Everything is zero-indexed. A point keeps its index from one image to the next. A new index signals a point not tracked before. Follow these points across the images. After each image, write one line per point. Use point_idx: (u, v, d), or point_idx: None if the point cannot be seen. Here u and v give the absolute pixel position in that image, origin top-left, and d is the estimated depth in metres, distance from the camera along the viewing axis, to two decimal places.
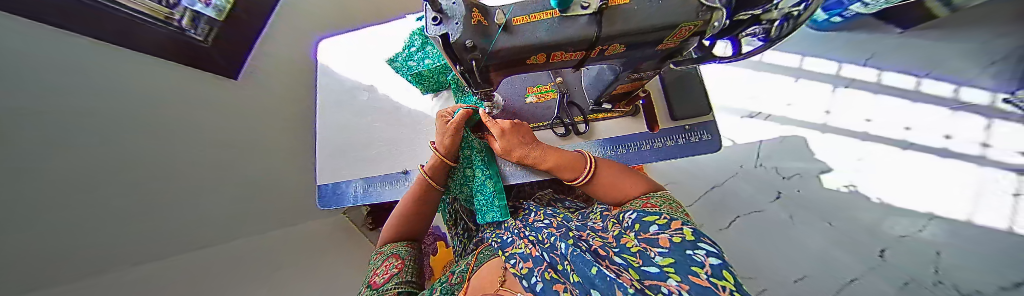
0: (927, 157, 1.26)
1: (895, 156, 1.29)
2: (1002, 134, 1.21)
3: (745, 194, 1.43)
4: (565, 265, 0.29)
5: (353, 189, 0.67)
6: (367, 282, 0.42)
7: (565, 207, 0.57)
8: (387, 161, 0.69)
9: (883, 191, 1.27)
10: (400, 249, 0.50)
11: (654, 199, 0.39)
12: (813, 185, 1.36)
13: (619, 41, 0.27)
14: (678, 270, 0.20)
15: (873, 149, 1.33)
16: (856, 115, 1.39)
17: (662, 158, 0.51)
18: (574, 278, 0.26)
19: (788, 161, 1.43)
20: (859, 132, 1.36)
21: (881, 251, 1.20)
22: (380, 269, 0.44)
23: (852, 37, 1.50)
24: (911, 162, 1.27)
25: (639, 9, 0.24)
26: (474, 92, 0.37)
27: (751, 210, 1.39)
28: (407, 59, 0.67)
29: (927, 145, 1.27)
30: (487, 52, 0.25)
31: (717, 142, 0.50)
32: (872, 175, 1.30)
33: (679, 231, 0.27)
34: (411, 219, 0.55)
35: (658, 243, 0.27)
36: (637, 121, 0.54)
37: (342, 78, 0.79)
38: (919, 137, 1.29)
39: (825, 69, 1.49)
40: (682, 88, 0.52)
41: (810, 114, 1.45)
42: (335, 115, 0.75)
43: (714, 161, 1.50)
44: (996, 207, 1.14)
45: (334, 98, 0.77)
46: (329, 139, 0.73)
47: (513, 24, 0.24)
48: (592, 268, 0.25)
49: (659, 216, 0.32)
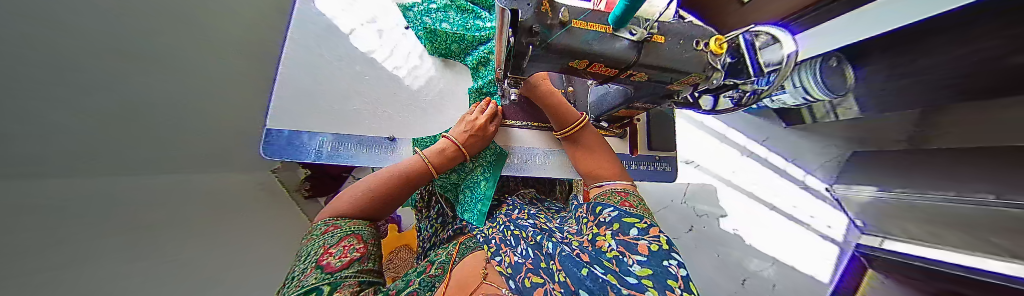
0: (780, 217, 1.77)
1: (764, 212, 1.79)
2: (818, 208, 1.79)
3: (670, 223, 1.76)
4: (550, 264, 0.32)
5: (318, 144, 0.58)
6: (311, 264, 0.29)
7: (546, 206, 0.60)
8: (371, 122, 0.62)
9: (753, 236, 1.73)
10: (361, 228, 0.41)
11: (632, 198, 0.42)
12: (715, 224, 1.77)
13: (647, 72, 0.32)
14: (656, 284, 0.22)
15: (753, 205, 1.81)
16: (750, 179, 1.87)
17: (635, 178, 0.61)
18: (558, 275, 0.29)
19: (703, 203, 1.82)
20: (747, 190, 1.85)
21: (744, 279, 1.62)
22: (329, 244, 0.34)
23: (764, 122, 1.95)
24: (771, 217, 1.78)
25: (672, 53, 0.29)
26: (505, 75, 0.38)
27: (671, 237, 1.72)
28: (421, 14, 0.73)
29: (782, 209, 1.79)
30: (545, 44, 0.27)
31: (672, 173, 0.63)
32: (748, 223, 1.76)
33: (657, 238, 0.30)
34: (388, 194, 0.47)
35: (636, 248, 0.29)
36: (624, 143, 0.62)
37: (330, 17, 0.68)
38: (779, 202, 1.81)
39: (740, 140, 1.95)
40: (660, 124, 0.63)
41: (724, 170, 1.88)
42: (312, 53, 0.64)
43: (654, 193, 1.81)
44: (807, 257, 1.67)
45: (315, 34, 0.65)
46: (297, 80, 0.61)
47: (574, 26, 0.26)
48: (582, 269, 0.28)
49: (639, 220, 0.36)
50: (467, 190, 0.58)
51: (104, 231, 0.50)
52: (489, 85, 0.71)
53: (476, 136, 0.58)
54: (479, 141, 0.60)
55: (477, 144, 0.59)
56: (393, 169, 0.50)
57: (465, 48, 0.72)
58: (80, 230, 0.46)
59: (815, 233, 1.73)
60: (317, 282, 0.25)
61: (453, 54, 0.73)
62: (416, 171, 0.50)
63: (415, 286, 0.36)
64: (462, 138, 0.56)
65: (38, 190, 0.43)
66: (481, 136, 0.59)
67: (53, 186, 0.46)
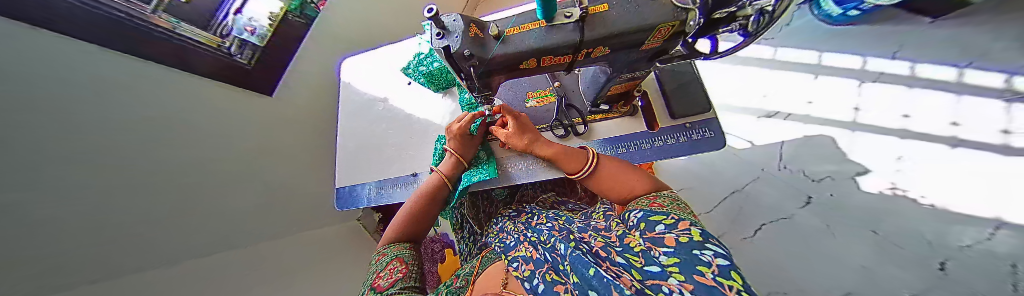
0: (978, 154, 1.13)
1: (941, 155, 1.17)
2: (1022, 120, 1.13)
3: (770, 200, 1.30)
4: (565, 266, 0.29)
5: (368, 191, 0.72)
6: (369, 288, 0.39)
7: (569, 209, 0.56)
8: (397, 166, 0.74)
9: (941, 196, 1.12)
10: (404, 251, 0.48)
11: (662, 198, 0.37)
12: (848, 188, 1.24)
13: (603, 45, 0.29)
14: (682, 269, 0.18)
15: (918, 148, 1.20)
16: (889, 111, 1.28)
17: (665, 155, 0.51)
18: (572, 277, 0.26)
19: (816, 162, 1.32)
20: (895, 129, 1.25)
21: (941, 262, 1.06)
22: (383, 271, 0.42)
23: (873, 33, 1.41)
24: (964, 162, 1.13)
25: (624, 16, 0.26)
26: (476, 96, 0.40)
27: (779, 216, 1.28)
28: (417, 66, 0.80)
29: (981, 142, 1.15)
30: (485, 59, 0.29)
31: (719, 140, 0.50)
32: (922, 176, 1.16)
33: (686, 231, 0.25)
34: (417, 216, 0.54)
35: (663, 242, 0.25)
36: (636, 120, 0.55)
37: (360, 92, 0.88)
38: (970, 134, 1.16)
39: (849, 64, 1.40)
40: (680, 89, 0.53)
41: (839, 113, 1.34)
42: (355, 125, 0.83)
43: (727, 166, 1.41)
44: None
45: (351, 110, 0.85)
46: (347, 147, 0.79)
47: (506, 35, 0.28)
48: (591, 270, 0.25)
49: (666, 216, 0.31)
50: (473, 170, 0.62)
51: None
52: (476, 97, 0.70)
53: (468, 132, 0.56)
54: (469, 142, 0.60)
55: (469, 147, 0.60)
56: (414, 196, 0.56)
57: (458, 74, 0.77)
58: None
59: None
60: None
61: (451, 83, 0.80)
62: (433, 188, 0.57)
63: None
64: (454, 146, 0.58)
65: None
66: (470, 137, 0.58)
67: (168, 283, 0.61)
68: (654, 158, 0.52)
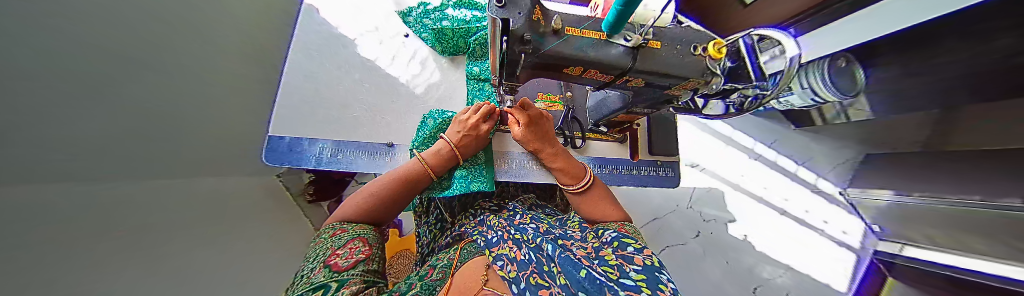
0: (790, 221, 1.72)
1: (773, 218, 1.72)
2: (816, 205, 1.77)
3: (675, 228, 1.68)
4: (553, 270, 0.28)
5: (320, 150, 0.58)
6: (319, 264, 0.30)
7: (547, 213, 0.59)
8: (368, 129, 0.62)
9: (765, 244, 1.66)
10: (368, 231, 0.40)
11: (629, 228, 0.41)
12: (722, 229, 1.70)
13: (643, 78, 0.31)
14: (649, 285, 0.20)
15: (763, 210, 1.74)
16: (757, 182, 1.81)
17: (637, 184, 0.60)
18: (559, 280, 0.25)
19: (710, 207, 1.75)
20: (756, 195, 1.78)
21: (755, 288, 1.57)
22: (339, 248, 0.33)
23: (770, 124, 1.91)
24: (782, 225, 1.71)
25: (671, 59, 0.29)
26: (501, 82, 0.38)
27: (677, 242, 1.65)
28: (422, 17, 0.72)
29: (792, 213, 1.74)
30: (538, 51, 0.27)
31: (676, 179, 0.61)
32: (758, 229, 1.70)
33: (650, 256, 0.28)
34: (397, 192, 0.45)
35: (633, 260, 0.28)
36: (624, 148, 0.61)
37: (328, 26, 0.69)
38: (789, 207, 1.75)
39: (747, 143, 1.90)
40: (663, 130, 0.62)
41: (731, 175, 1.81)
42: (315, 65, 0.65)
43: (656, 198, 1.73)
44: (818, 261, 1.64)
45: (312, 44, 0.66)
46: (297, 90, 0.61)
47: (567, 32, 0.26)
48: (580, 271, 0.25)
49: (635, 241, 0.35)
50: (467, 164, 0.57)
51: (140, 236, 0.55)
52: (486, 71, 0.71)
53: (479, 125, 0.53)
54: (475, 141, 0.54)
55: (472, 144, 0.54)
56: (395, 173, 0.47)
57: (472, 45, 0.72)
58: (109, 235, 0.51)
59: (828, 238, 1.68)
60: (326, 279, 0.26)
61: (459, 51, 0.75)
62: (419, 173, 0.48)
63: (416, 289, 0.32)
64: (459, 139, 0.52)
65: (45, 197, 0.42)
66: (475, 136, 0.53)
67: (63, 194, 0.46)
68: (629, 184, 0.59)
